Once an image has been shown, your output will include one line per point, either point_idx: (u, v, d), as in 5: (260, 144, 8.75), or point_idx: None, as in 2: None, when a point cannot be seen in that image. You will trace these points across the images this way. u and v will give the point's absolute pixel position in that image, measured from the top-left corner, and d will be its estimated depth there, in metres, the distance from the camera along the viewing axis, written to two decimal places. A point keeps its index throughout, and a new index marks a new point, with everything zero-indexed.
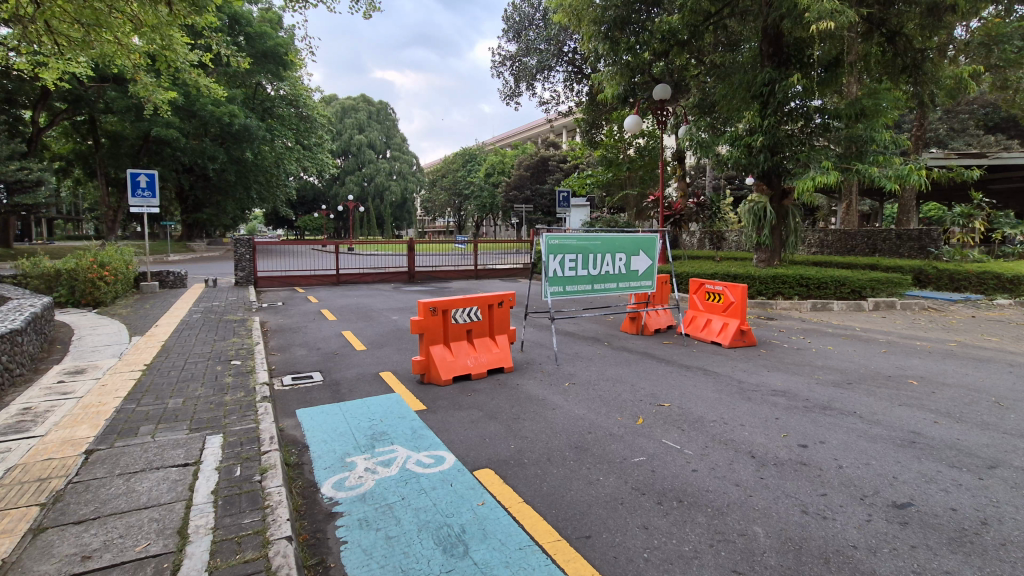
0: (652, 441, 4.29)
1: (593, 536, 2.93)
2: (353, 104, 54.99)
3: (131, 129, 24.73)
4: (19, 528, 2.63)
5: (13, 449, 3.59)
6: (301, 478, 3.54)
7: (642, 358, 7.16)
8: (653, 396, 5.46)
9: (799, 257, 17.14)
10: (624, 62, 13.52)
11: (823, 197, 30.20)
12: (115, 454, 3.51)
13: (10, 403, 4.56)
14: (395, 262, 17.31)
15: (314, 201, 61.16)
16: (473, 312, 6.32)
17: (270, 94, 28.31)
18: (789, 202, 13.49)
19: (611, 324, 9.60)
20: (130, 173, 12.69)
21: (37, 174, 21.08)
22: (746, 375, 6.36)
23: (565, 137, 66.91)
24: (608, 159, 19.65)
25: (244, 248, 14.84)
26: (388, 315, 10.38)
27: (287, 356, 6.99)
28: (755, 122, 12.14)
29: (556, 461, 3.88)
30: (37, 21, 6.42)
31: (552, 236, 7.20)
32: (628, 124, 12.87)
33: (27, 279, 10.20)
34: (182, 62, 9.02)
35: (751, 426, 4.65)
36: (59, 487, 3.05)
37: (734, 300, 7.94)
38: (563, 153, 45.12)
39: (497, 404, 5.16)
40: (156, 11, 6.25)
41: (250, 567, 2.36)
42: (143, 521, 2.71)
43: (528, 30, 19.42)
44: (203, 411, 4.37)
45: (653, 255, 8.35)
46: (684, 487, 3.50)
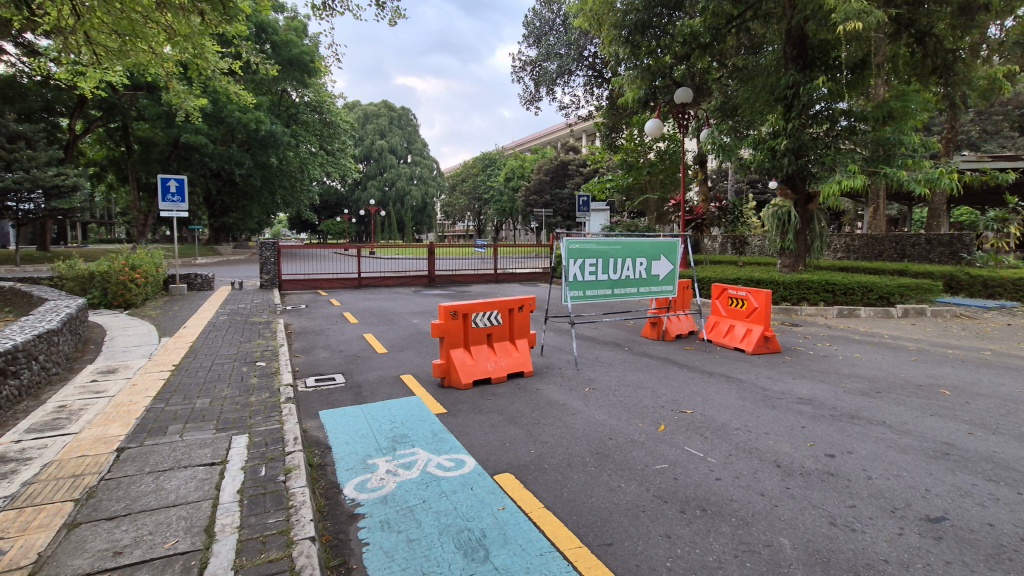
0: (675, 448, 4.24)
1: (614, 544, 2.89)
2: (374, 110, 55.77)
3: (161, 135, 25.49)
4: (54, 523, 2.71)
5: (48, 446, 3.70)
6: (324, 479, 3.59)
7: (663, 363, 7.09)
8: (675, 403, 5.39)
9: (825, 262, 16.79)
10: (644, 66, 13.38)
11: (850, 201, 29.64)
12: (145, 453, 3.59)
13: (46, 401, 4.71)
14: (416, 266, 17.47)
15: (337, 205, 62.18)
16: (494, 317, 6.33)
17: (295, 100, 28.84)
18: (814, 207, 13.26)
19: (632, 329, 9.53)
20: (161, 179, 13.04)
21: (72, 180, 21.82)
22: (770, 382, 6.23)
23: (585, 141, 66.81)
24: (628, 164, 19.71)
25: (269, 251, 15.12)
26: (409, 318, 10.49)
27: (310, 358, 7.10)
28: (780, 125, 11.94)
29: (577, 467, 3.85)
30: (78, 32, 6.62)
31: (572, 240, 7.19)
32: (649, 129, 12.75)
33: (62, 281, 10.55)
34: (213, 69, 9.21)
35: (776, 434, 4.56)
36: (92, 484, 3.13)
37: (758, 306, 7.80)
38: (583, 158, 45.00)
39: (518, 409, 5.15)
40: (190, 21, 6.38)
41: (274, 567, 2.38)
42: (172, 519, 2.76)
43: (549, 35, 19.47)
44: (230, 412, 4.46)
45: (674, 260, 8.26)
46: (706, 496, 3.45)
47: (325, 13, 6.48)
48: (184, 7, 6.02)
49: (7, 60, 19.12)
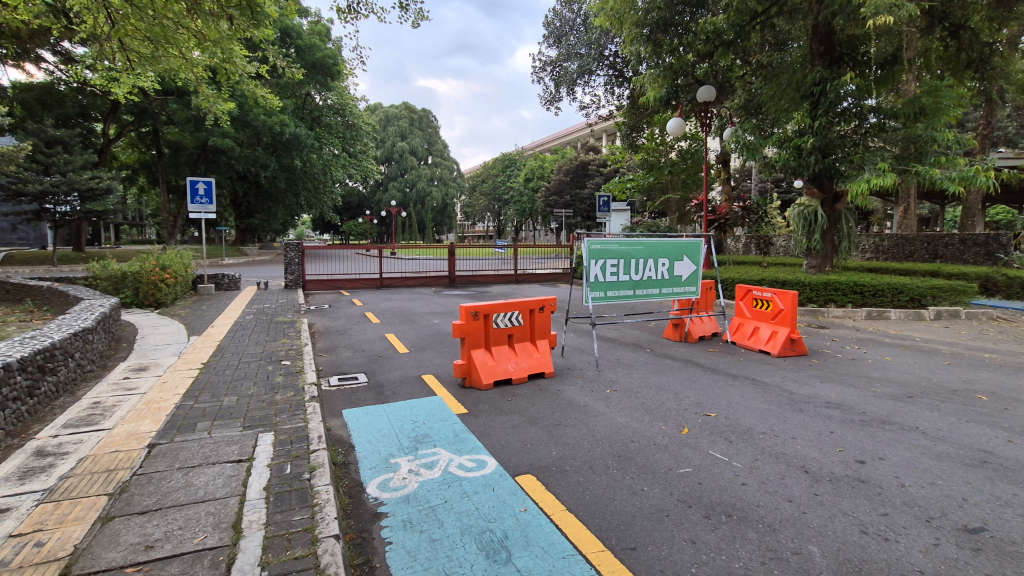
0: (699, 452, 4.18)
1: (638, 548, 2.86)
2: (396, 112, 56.34)
3: (190, 138, 26.15)
4: (89, 516, 2.79)
5: (84, 441, 3.82)
6: (347, 478, 3.62)
7: (686, 365, 6.99)
8: (699, 406, 5.31)
9: (853, 262, 16.38)
10: (666, 65, 13.19)
11: (880, 200, 28.93)
12: (175, 449, 3.67)
13: (82, 397, 4.85)
14: (436, 267, 17.59)
15: (359, 206, 63.02)
16: (515, 317, 6.32)
17: (319, 103, 29.25)
18: (842, 206, 12.95)
19: (654, 330, 9.43)
20: (190, 182, 13.38)
21: (106, 183, 22.52)
22: (797, 386, 6.08)
23: (605, 141, 66.51)
24: (649, 163, 19.53)
25: (293, 251, 15.40)
26: (429, 318, 10.56)
27: (334, 357, 7.19)
28: (805, 123, 11.74)
29: (599, 469, 3.81)
30: (112, 39, 6.80)
31: (593, 241, 7.15)
32: (670, 128, 12.61)
33: (96, 281, 10.88)
34: (241, 73, 9.37)
35: (804, 439, 4.45)
36: (125, 478, 3.22)
37: (784, 307, 7.63)
38: (603, 158, 44.75)
39: (539, 410, 5.13)
40: (219, 27, 6.50)
41: (300, 564, 2.41)
42: (201, 515, 2.82)
43: (569, 35, 19.42)
44: (256, 410, 4.53)
45: (697, 260, 8.14)
46: (732, 501, 3.38)
47: (350, 16, 6.53)
48: (214, 12, 6.13)
49: (46, 67, 19.86)
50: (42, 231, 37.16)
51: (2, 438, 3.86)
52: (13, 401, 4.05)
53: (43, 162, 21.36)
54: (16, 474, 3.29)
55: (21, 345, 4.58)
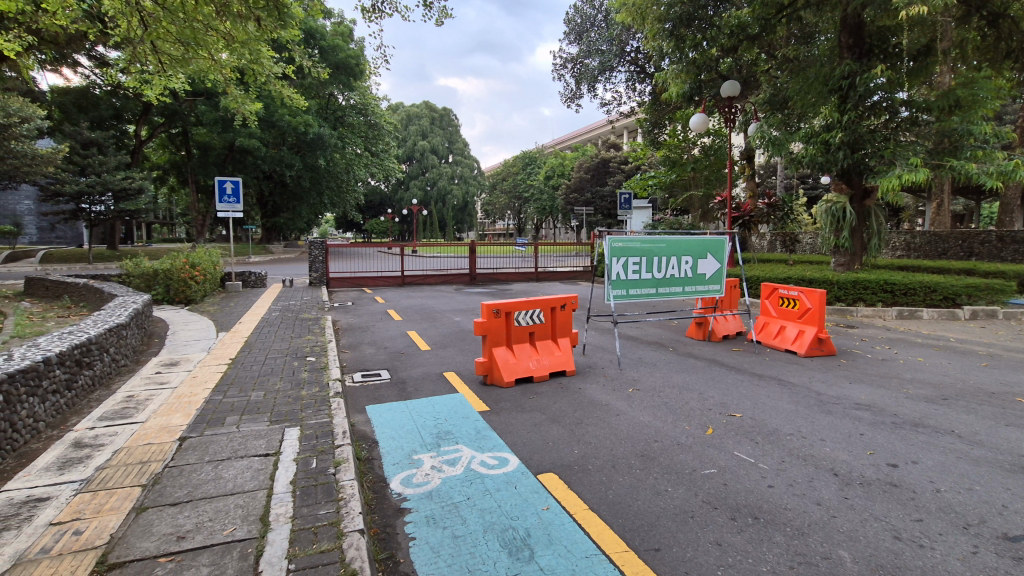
0: (723, 452, 4.11)
1: (662, 549, 2.83)
2: (417, 111, 56.65)
3: (218, 139, 26.75)
4: (125, 506, 2.87)
5: (119, 433, 3.94)
6: (371, 473, 3.65)
7: (709, 365, 6.89)
8: (723, 406, 5.22)
9: (883, 260, 15.95)
10: (690, 60, 12.90)
11: (912, 196, 28.13)
12: (205, 443, 3.76)
13: (117, 391, 5.02)
14: (457, 264, 17.67)
15: (381, 205, 63.67)
16: (536, 315, 6.31)
17: (342, 104, 29.62)
18: (872, 203, 12.63)
19: (676, 329, 9.31)
20: (218, 181, 13.68)
21: (138, 183, 23.18)
22: (825, 387, 5.94)
23: (626, 138, 65.95)
24: (671, 160, 19.29)
25: (318, 250, 15.66)
26: (451, 315, 10.62)
27: (357, 354, 7.28)
28: (833, 117, 11.45)
29: (622, 469, 3.78)
30: (145, 42, 6.95)
31: (615, 239, 7.10)
32: (694, 124, 12.41)
33: (129, 278, 11.20)
34: (268, 75, 9.50)
35: (833, 441, 4.34)
36: (158, 470, 3.31)
37: (812, 306, 7.47)
38: (624, 155, 44.37)
39: (561, 408, 5.11)
40: (247, 28, 6.58)
41: (326, 557, 2.44)
42: (230, 507, 2.88)
43: (590, 31, 19.19)
44: (282, 405, 4.61)
45: (721, 258, 8.01)
46: (758, 504, 3.32)
47: (375, 15, 6.53)
48: (241, 14, 6.19)
49: (82, 71, 20.53)
50: (77, 229, 38.50)
51: (43, 428, 4.01)
52: (53, 394, 4.20)
53: (80, 163, 22.14)
54: (56, 464, 3.41)
55: (59, 340, 4.74)
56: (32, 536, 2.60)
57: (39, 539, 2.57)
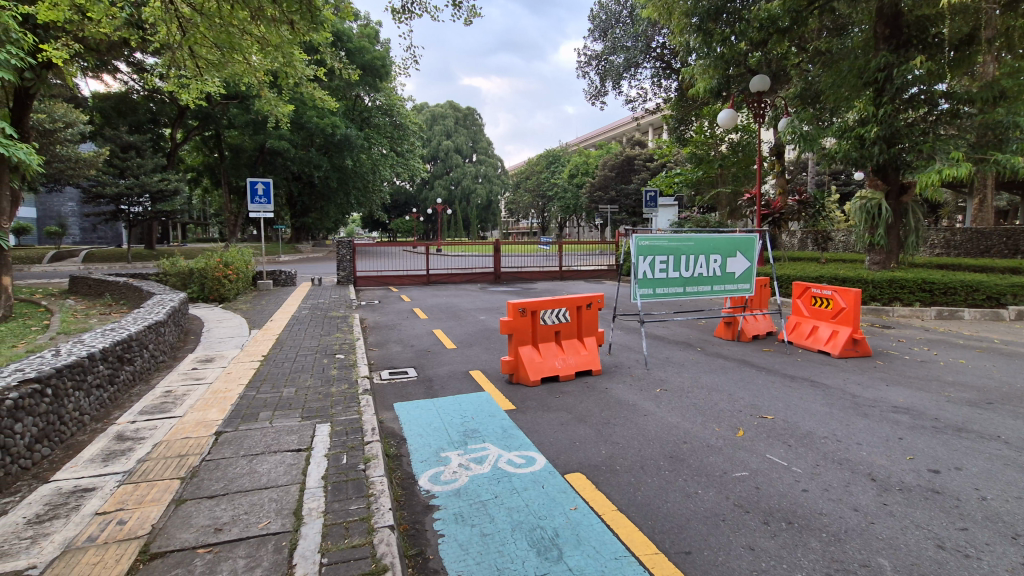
0: (755, 455, 4.02)
1: (693, 552, 2.78)
2: (441, 111, 56.99)
3: (249, 141, 27.43)
4: (165, 498, 2.97)
5: (158, 427, 4.07)
6: (400, 470, 3.69)
7: (739, 365, 6.76)
8: (755, 408, 5.10)
9: (921, 258, 15.43)
10: (718, 55, 12.59)
11: (952, 192, 27.11)
12: (239, 437, 3.86)
13: (156, 386, 5.19)
14: (482, 263, 17.73)
15: (406, 205, 64.32)
16: (562, 314, 6.28)
17: (368, 104, 30.02)
18: (910, 199, 12.22)
19: (704, 329, 9.16)
20: (250, 182, 14.01)
21: (174, 184, 23.88)
22: (860, 389, 5.76)
23: (652, 135, 65.14)
24: (698, 157, 18.99)
25: (345, 249, 15.94)
26: (476, 314, 10.66)
27: (384, 352, 7.37)
28: (868, 111, 11.13)
29: (650, 470, 3.74)
30: (183, 47, 7.09)
31: (642, 237, 7.02)
32: (722, 120, 12.17)
33: (166, 277, 11.56)
34: (300, 77, 9.63)
35: (870, 445, 4.21)
36: (195, 464, 3.41)
37: (846, 306, 7.25)
38: (650, 153, 43.85)
39: (587, 407, 5.09)
40: (280, 32, 6.64)
41: (358, 552, 2.48)
42: (264, 501, 2.95)
43: (615, 28, 18.93)
44: (313, 401, 4.70)
45: (751, 257, 7.84)
46: (792, 508, 3.24)
47: (405, 16, 6.54)
48: (276, 18, 6.26)
49: (121, 77, 21.27)
50: (118, 230, 39.95)
51: (89, 421, 4.18)
52: (97, 388, 4.37)
53: (119, 166, 22.95)
54: (100, 456, 3.54)
55: (102, 337, 4.92)
56: (80, 525, 2.71)
57: (85, 528, 2.67)
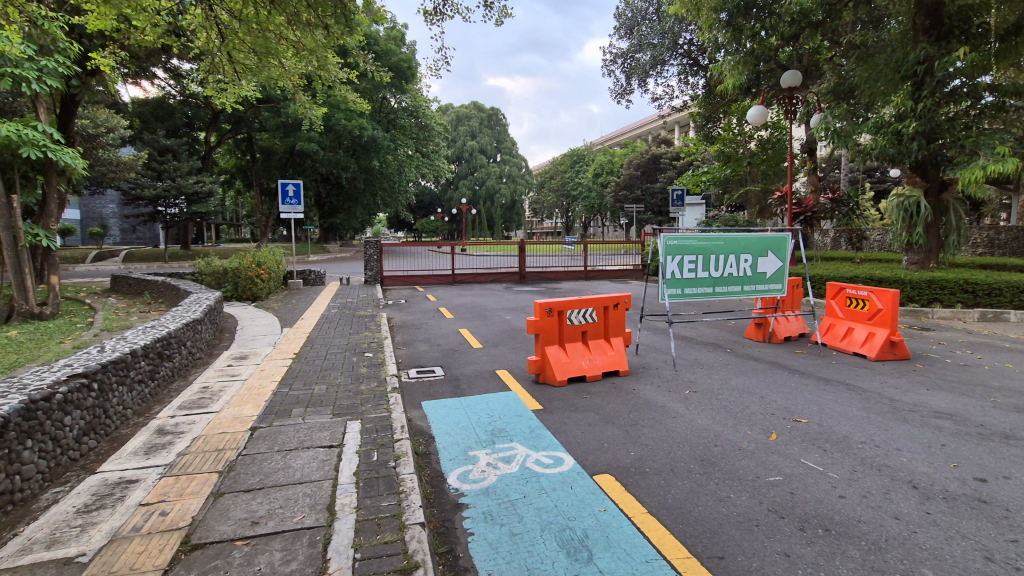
0: (789, 459, 3.93)
1: (726, 558, 2.73)
2: (466, 112, 57.30)
3: (280, 144, 28.08)
4: (203, 491, 3.05)
5: (196, 422, 4.20)
6: (429, 468, 3.72)
7: (770, 367, 6.61)
8: (788, 412, 4.98)
9: (962, 257, 14.85)
10: (747, 50, 12.26)
11: (998, 189, 25.94)
12: (273, 433, 3.94)
13: (193, 382, 5.35)
14: (507, 262, 17.75)
15: (431, 205, 64.87)
16: (589, 314, 6.24)
17: (394, 106, 30.34)
18: (950, 196, 11.78)
19: (734, 330, 9.00)
20: (281, 184, 14.32)
21: (208, 186, 24.58)
22: (898, 393, 5.56)
23: (678, 133, 64.19)
24: (726, 155, 18.66)
25: (373, 249, 16.20)
26: (501, 314, 10.69)
27: (412, 351, 7.45)
28: (905, 106, 10.86)
29: (681, 473, 3.69)
30: (222, 54, 7.27)
31: (670, 237, 6.92)
32: (752, 116, 11.90)
33: (202, 276, 11.90)
34: (333, 80, 9.78)
35: (910, 451, 4.06)
36: (232, 458, 3.50)
37: (883, 307, 7.02)
38: (676, 151, 43.19)
39: (615, 408, 5.04)
40: (316, 36, 6.72)
41: (389, 548, 2.50)
42: (299, 496, 3.01)
43: (641, 25, 18.70)
44: (344, 398, 4.78)
45: (784, 256, 7.65)
46: (829, 515, 3.15)
47: (437, 18, 6.58)
48: (311, 22, 6.36)
49: (158, 83, 22.01)
50: (155, 231, 41.40)
51: (132, 415, 4.33)
52: (139, 383, 4.53)
53: (157, 169, 23.78)
54: (143, 449, 3.67)
55: (144, 334, 5.10)
56: (125, 515, 2.81)
57: (130, 518, 2.77)
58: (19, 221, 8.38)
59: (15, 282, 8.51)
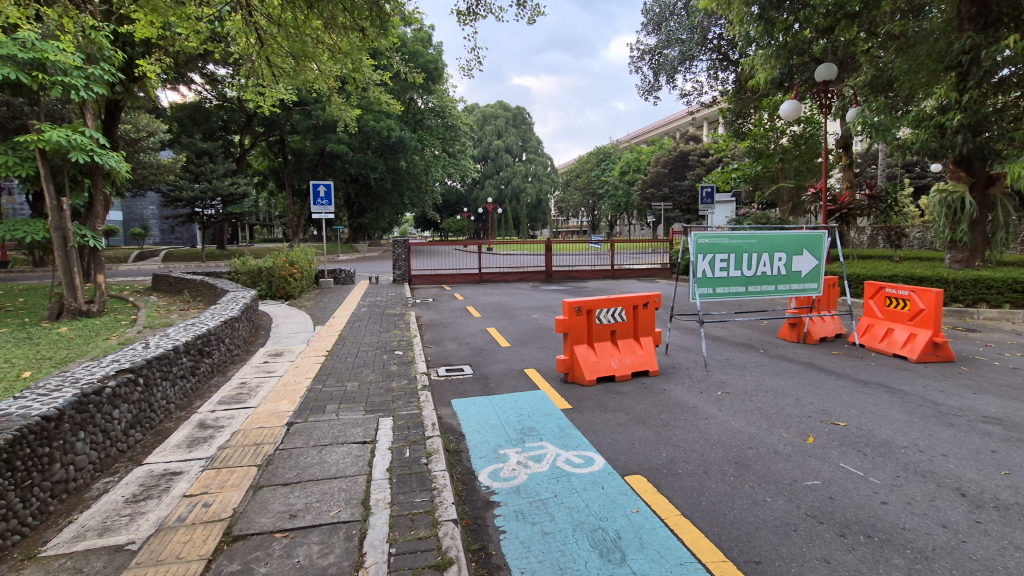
0: (827, 463, 3.82)
1: (764, 562, 2.67)
2: (492, 111, 57.43)
3: (310, 146, 28.65)
4: (244, 484, 3.14)
5: (235, 416, 4.32)
6: (460, 465, 3.75)
7: (806, 368, 6.44)
8: (825, 414, 4.84)
9: (1010, 255, 14.18)
10: (780, 44, 11.94)
11: None
12: (309, 428, 4.03)
13: (232, 378, 5.52)
14: (533, 261, 17.72)
15: (457, 204, 65.26)
16: (618, 313, 6.18)
17: (421, 107, 30.59)
18: (997, 191, 11.27)
19: (766, 330, 8.79)
20: (313, 185, 14.61)
21: (243, 188, 25.22)
22: (943, 396, 5.34)
23: (707, 129, 62.98)
24: (757, 151, 18.22)
25: (401, 249, 16.42)
26: (528, 313, 10.69)
27: (440, 349, 7.50)
28: (949, 98, 10.45)
29: (714, 475, 3.62)
30: (261, 58, 7.48)
31: (701, 235, 6.80)
32: (785, 111, 11.60)
33: (238, 275, 12.23)
34: (366, 82, 9.92)
35: (957, 457, 3.89)
36: (270, 452, 3.59)
37: (925, 307, 6.77)
38: (704, 148, 42.42)
39: (645, 408, 4.99)
40: (351, 40, 6.81)
41: (423, 544, 2.53)
42: (334, 490, 3.07)
43: (669, 20, 18.44)
44: (376, 395, 4.85)
45: (820, 254, 7.45)
46: (871, 521, 3.04)
47: (470, 18, 6.61)
48: (347, 26, 6.44)
49: (195, 88, 22.74)
50: (192, 231, 42.77)
51: (174, 410, 4.49)
52: (181, 378, 4.68)
53: (194, 172, 24.59)
54: (186, 442, 3.79)
55: (185, 331, 5.28)
56: (171, 505, 2.91)
57: (175, 509, 2.87)
58: (70, 223, 8.77)
59: (65, 282, 8.89)
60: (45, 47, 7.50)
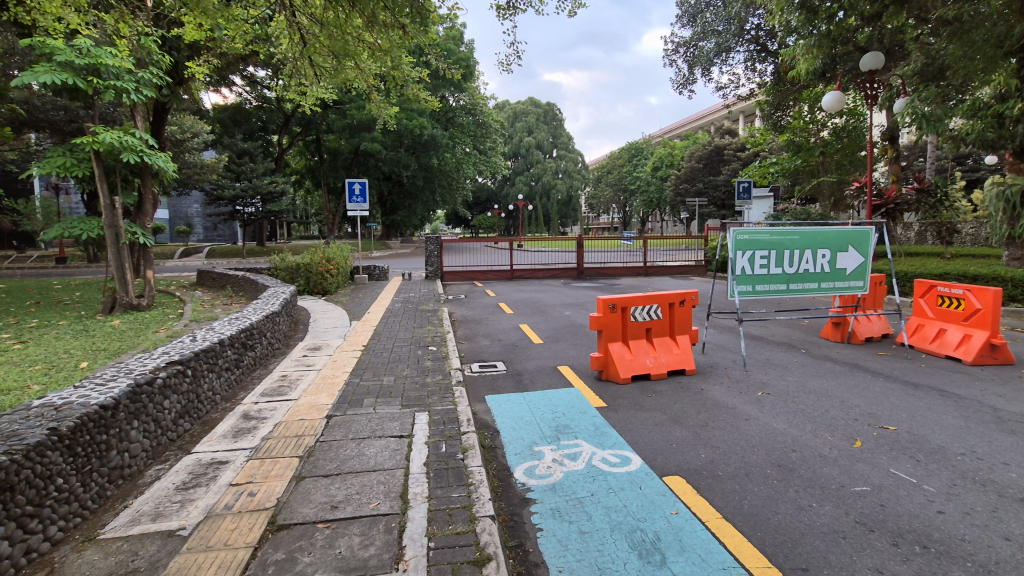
0: (877, 468, 3.66)
1: (811, 570, 2.57)
2: (523, 108, 57.28)
3: (345, 145, 29.21)
4: (286, 474, 3.22)
5: (277, 408, 4.44)
6: (495, 461, 3.75)
7: (851, 369, 6.19)
8: (872, 418, 4.64)
9: None
10: (822, 33, 11.32)
11: None
12: (347, 422, 4.10)
13: (273, 370, 5.67)
14: (565, 258, 17.60)
15: (488, 201, 65.49)
16: (653, 311, 6.08)
17: (453, 105, 30.74)
18: None
19: (808, 329, 8.50)
20: (348, 183, 14.87)
21: (281, 186, 25.92)
22: (1002, 401, 5.05)
23: (743, 123, 61.29)
24: (796, 144, 17.62)
25: (433, 245, 16.57)
26: (561, 310, 10.63)
27: (473, 345, 7.53)
28: (1009, 86, 9.94)
29: (757, 478, 3.51)
30: (303, 58, 7.64)
31: (741, 230, 6.60)
32: (828, 102, 11.15)
33: (277, 271, 12.58)
34: (404, 79, 10.04)
35: (1021, 466, 3.67)
36: (310, 444, 3.67)
37: (982, 307, 6.43)
38: (741, 142, 41.28)
39: (682, 408, 4.88)
40: (391, 37, 6.86)
41: (461, 539, 2.54)
42: (373, 483, 3.11)
43: (705, 11, 17.98)
44: (411, 390, 4.90)
45: (866, 251, 7.15)
46: (927, 531, 2.89)
47: (510, 12, 6.60)
48: (387, 23, 6.49)
49: (235, 90, 23.46)
50: (233, 229, 44.19)
51: (220, 400, 4.64)
52: (226, 370, 4.83)
53: (235, 171, 25.39)
54: (231, 432, 3.92)
55: (229, 325, 5.45)
56: (217, 493, 3.01)
57: (222, 497, 2.96)
58: (121, 221, 9.17)
59: (117, 277, 9.29)
60: (99, 53, 7.83)
